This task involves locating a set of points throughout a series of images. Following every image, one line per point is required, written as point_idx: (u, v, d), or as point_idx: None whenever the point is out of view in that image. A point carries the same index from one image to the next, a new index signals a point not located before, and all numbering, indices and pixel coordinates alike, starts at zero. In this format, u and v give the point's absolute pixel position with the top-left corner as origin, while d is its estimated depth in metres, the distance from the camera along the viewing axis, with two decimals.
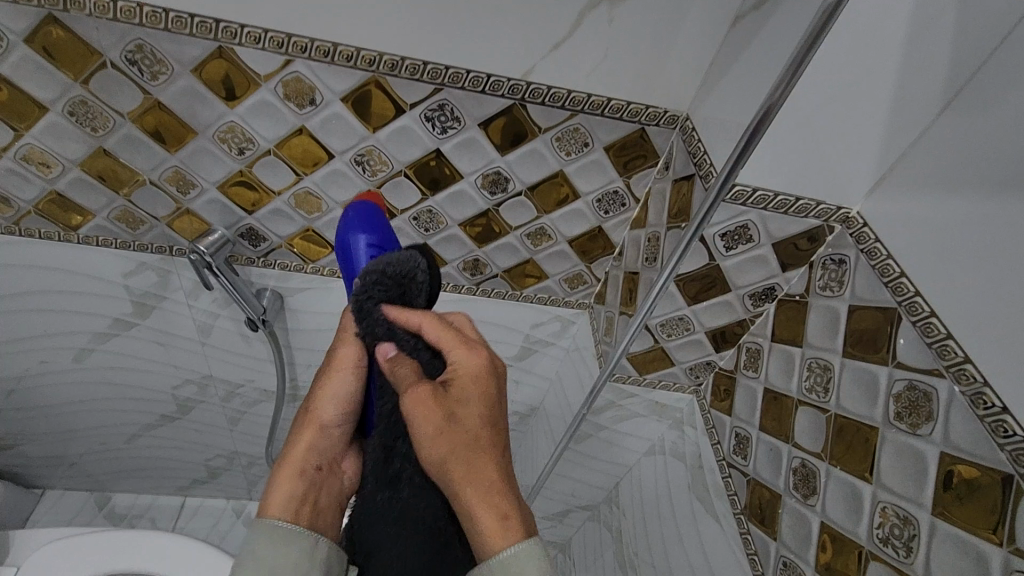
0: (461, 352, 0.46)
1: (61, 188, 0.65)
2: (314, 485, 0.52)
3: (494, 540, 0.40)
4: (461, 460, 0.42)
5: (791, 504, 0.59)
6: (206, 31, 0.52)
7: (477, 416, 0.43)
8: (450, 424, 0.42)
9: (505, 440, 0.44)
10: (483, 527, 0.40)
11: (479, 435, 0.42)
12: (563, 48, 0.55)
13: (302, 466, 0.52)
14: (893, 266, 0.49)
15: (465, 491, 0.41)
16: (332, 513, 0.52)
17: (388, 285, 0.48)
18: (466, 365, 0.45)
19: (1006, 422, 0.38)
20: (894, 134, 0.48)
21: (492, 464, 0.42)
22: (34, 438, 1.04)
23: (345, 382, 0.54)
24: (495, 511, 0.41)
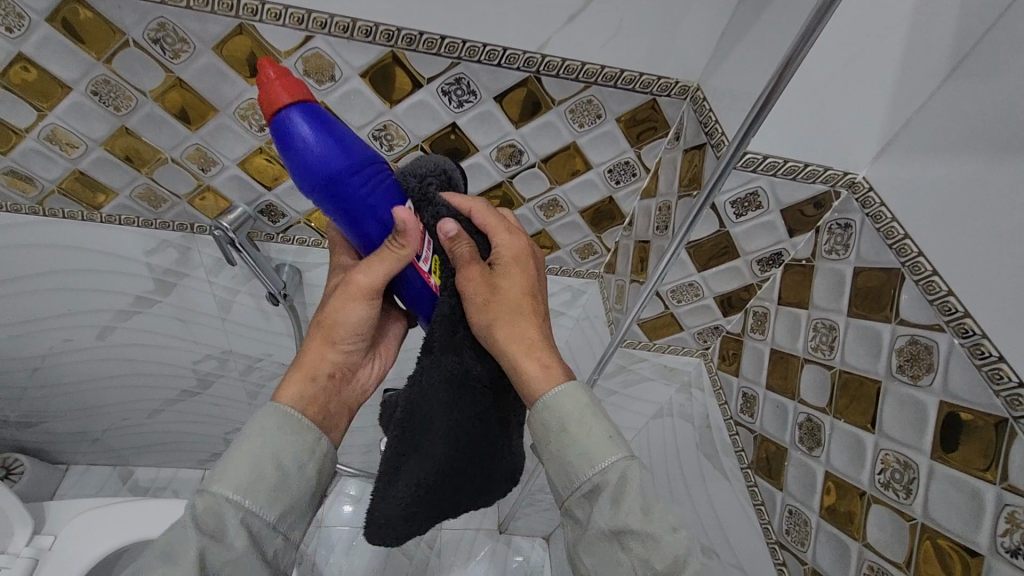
0: (507, 232, 0.52)
1: (84, 168, 0.67)
2: (328, 392, 0.51)
3: (537, 383, 0.46)
4: (507, 322, 0.48)
5: (796, 457, 0.62)
6: (227, 9, 0.53)
7: (519, 288, 0.50)
8: (499, 291, 0.49)
9: (541, 310, 0.51)
10: (530, 376, 0.47)
11: (520, 303, 0.49)
12: (578, 21, 0.56)
13: (316, 373, 0.51)
14: (898, 228, 0.51)
15: (510, 345, 0.48)
16: (341, 418, 0.52)
17: (438, 176, 0.51)
18: (510, 246, 0.52)
19: (1002, 369, 0.41)
20: (900, 100, 0.50)
21: (531, 324, 0.49)
22: (58, 415, 1.07)
23: (359, 308, 0.52)
24: (537, 361, 0.47)
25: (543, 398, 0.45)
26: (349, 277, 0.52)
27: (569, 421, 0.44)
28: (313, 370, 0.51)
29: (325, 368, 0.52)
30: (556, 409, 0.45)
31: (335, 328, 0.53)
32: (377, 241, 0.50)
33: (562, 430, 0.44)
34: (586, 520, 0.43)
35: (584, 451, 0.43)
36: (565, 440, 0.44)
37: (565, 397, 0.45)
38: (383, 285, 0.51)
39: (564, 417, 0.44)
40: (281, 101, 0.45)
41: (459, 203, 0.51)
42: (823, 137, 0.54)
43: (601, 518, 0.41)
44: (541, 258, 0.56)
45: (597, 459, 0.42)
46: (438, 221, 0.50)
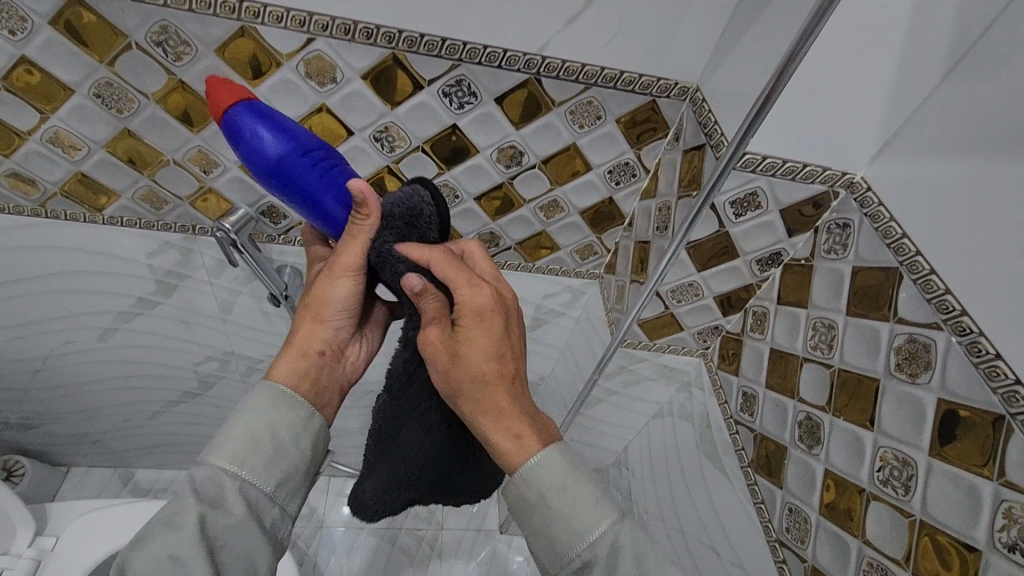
0: (468, 285, 0.47)
1: (86, 170, 0.67)
2: (320, 368, 0.52)
3: (507, 457, 0.44)
4: (471, 391, 0.45)
5: (796, 455, 0.63)
6: (229, 11, 0.53)
7: (483, 349, 0.45)
8: (459, 357, 0.45)
9: (514, 368, 0.46)
10: (500, 448, 0.44)
11: (484, 367, 0.45)
12: (578, 22, 0.56)
13: (307, 350, 0.52)
14: (896, 228, 0.52)
15: (476, 416, 0.45)
16: (334, 394, 0.53)
17: (398, 227, 0.51)
18: (471, 300, 0.47)
19: (999, 367, 0.42)
20: (897, 100, 0.51)
21: (500, 387, 0.45)
22: (59, 417, 1.07)
23: (346, 287, 0.53)
24: (505, 431, 0.44)
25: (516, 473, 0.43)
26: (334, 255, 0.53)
27: (547, 494, 0.43)
28: (305, 348, 0.52)
29: (317, 345, 0.53)
30: (530, 482, 0.43)
31: (323, 306, 0.54)
32: (338, 217, 0.53)
33: (541, 501, 0.43)
34: None
35: (571, 526, 0.42)
36: (548, 514, 0.43)
37: (536, 471, 0.43)
38: (364, 260, 0.53)
39: (543, 490, 0.43)
40: (227, 102, 0.50)
41: (419, 256, 0.49)
42: (822, 138, 0.55)
43: None
44: (518, 301, 0.50)
45: (584, 534, 0.42)
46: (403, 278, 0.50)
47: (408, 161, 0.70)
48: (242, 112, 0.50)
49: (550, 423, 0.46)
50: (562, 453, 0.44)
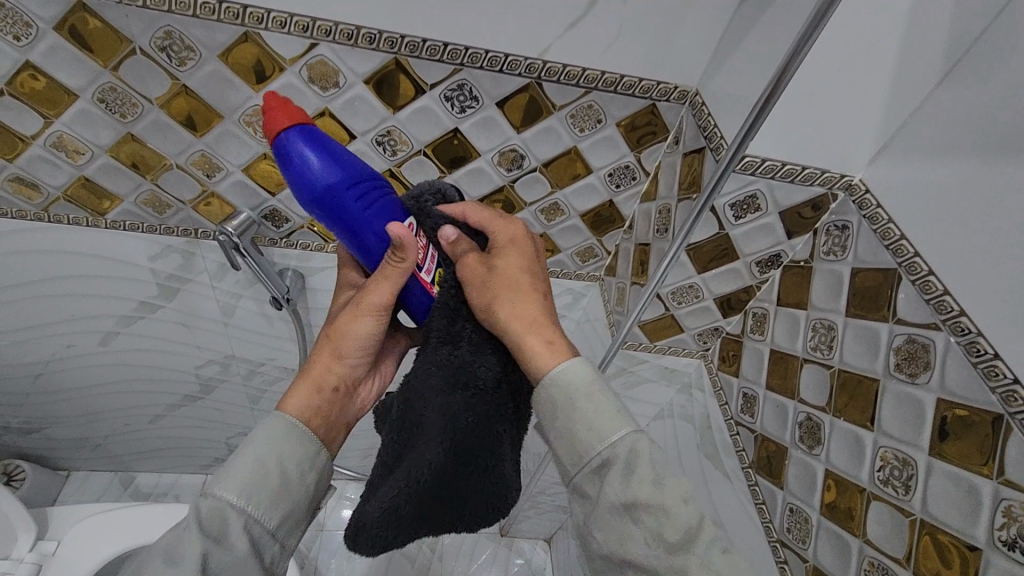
0: (502, 220, 0.53)
1: (90, 174, 0.67)
2: (332, 404, 0.51)
3: (541, 356, 0.44)
4: (506, 301, 0.47)
5: (797, 456, 0.63)
6: (233, 17, 0.54)
7: (519, 265, 0.50)
8: (497, 271, 0.49)
9: (544, 289, 0.50)
10: (535, 348, 0.45)
11: (519, 279, 0.49)
12: (579, 27, 0.57)
13: (321, 384, 0.51)
14: (894, 229, 0.52)
15: (510, 321, 0.46)
16: (341, 431, 0.51)
17: (433, 194, 0.53)
18: (505, 231, 0.52)
19: (998, 366, 0.42)
20: (895, 104, 0.51)
21: (534, 302, 0.47)
22: (60, 421, 1.07)
23: (367, 324, 0.52)
24: (540, 334, 0.45)
25: (553, 369, 0.43)
26: (361, 291, 0.52)
27: (575, 398, 0.42)
28: (320, 382, 0.51)
29: (331, 381, 0.52)
30: (562, 382, 0.42)
31: (342, 340, 0.53)
32: (377, 253, 0.52)
33: (569, 404, 0.42)
34: (596, 496, 0.40)
35: (590, 424, 0.41)
36: (575, 416, 0.42)
37: (571, 366, 0.43)
38: (392, 300, 0.52)
39: (569, 392, 0.42)
40: (286, 126, 0.48)
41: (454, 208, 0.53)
42: (821, 142, 0.55)
43: (611, 490, 0.39)
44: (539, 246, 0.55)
45: (608, 433, 0.40)
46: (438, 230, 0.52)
47: (409, 165, 0.70)
48: (291, 135, 0.48)
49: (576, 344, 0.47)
50: (589, 360, 0.44)
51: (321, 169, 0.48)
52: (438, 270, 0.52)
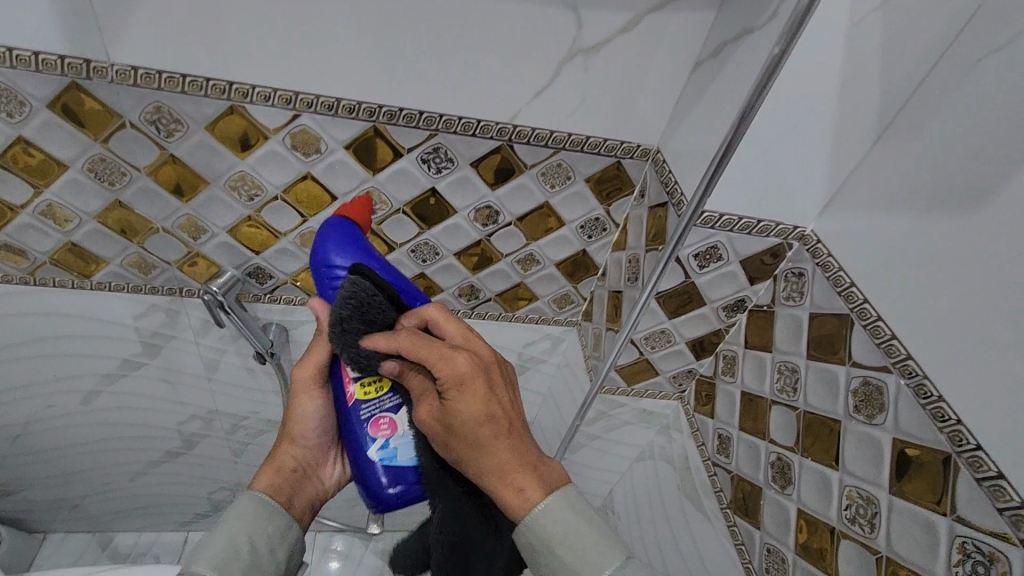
0: (443, 355, 0.49)
1: (77, 239, 0.69)
2: (295, 481, 0.60)
3: (515, 510, 0.44)
4: (471, 454, 0.47)
5: (771, 495, 0.65)
6: (220, 92, 0.57)
7: (472, 411, 0.46)
8: (458, 425, 0.47)
9: (509, 424, 0.47)
10: (506, 500, 0.45)
11: (475, 430, 0.46)
12: (545, 94, 0.61)
13: (281, 466, 0.61)
14: (845, 277, 0.56)
15: (483, 477, 0.46)
16: (306, 504, 0.60)
17: (350, 307, 0.56)
18: (449, 371, 0.48)
19: (942, 407, 0.45)
20: (838, 163, 0.56)
21: (496, 446, 0.46)
22: (37, 482, 1.05)
23: (309, 402, 0.63)
24: (508, 485, 0.45)
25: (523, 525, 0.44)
26: (294, 375, 0.63)
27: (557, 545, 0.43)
28: (280, 464, 0.61)
29: (290, 462, 0.62)
30: (539, 532, 0.43)
31: (294, 427, 0.63)
32: None
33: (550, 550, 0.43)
34: None
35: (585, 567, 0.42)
36: (553, 561, 0.43)
37: (544, 519, 0.43)
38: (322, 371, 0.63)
39: (550, 538, 0.43)
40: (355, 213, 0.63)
41: (389, 344, 0.54)
42: (774, 198, 0.59)
43: None
44: (496, 354, 0.51)
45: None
46: (382, 365, 0.56)
47: (388, 224, 0.73)
48: (328, 228, 0.62)
49: (556, 471, 0.46)
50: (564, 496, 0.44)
51: (339, 259, 0.60)
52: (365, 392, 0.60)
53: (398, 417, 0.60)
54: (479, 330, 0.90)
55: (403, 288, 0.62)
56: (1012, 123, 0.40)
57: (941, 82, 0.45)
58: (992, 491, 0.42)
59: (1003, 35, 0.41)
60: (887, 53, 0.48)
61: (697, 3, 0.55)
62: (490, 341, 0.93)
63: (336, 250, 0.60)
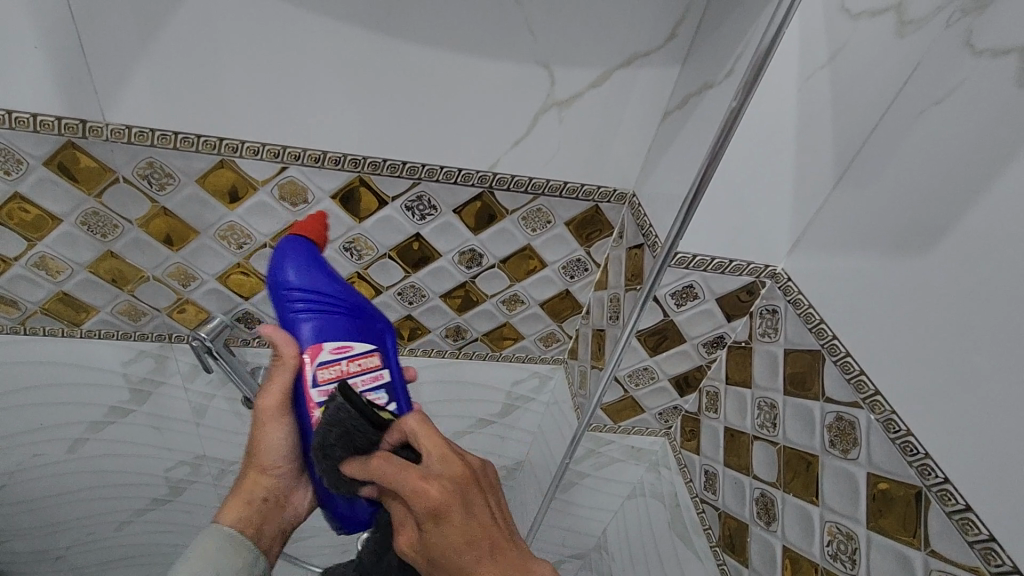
0: (411, 487, 0.46)
1: (69, 289, 0.71)
2: (263, 512, 0.65)
3: None
4: None
5: (757, 532, 0.65)
6: (210, 148, 0.60)
7: (455, 541, 0.43)
8: (441, 558, 0.44)
9: (490, 542, 0.44)
10: None
11: (458, 561, 0.43)
12: (522, 144, 0.64)
13: (250, 497, 0.66)
14: (815, 313, 0.58)
15: None
16: (275, 534, 0.66)
17: (337, 442, 0.55)
18: (424, 496, 0.45)
19: (911, 441, 0.47)
20: (801, 205, 0.58)
21: (486, 570, 0.43)
22: (21, 533, 1.03)
23: (273, 434, 0.64)
24: None
25: None
26: (257, 407, 0.63)
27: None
28: (249, 495, 0.66)
29: (260, 492, 0.66)
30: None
31: (262, 458, 0.66)
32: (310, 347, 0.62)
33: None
34: None
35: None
36: None
37: None
38: (283, 400, 0.63)
39: None
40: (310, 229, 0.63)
41: (363, 470, 0.52)
42: (746, 239, 0.61)
43: None
44: (463, 470, 0.47)
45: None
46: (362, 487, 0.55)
47: (374, 268, 0.75)
48: (282, 245, 0.62)
49: None
50: None
51: (293, 276, 0.61)
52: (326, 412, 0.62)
53: None
54: (467, 370, 0.91)
55: (361, 311, 0.65)
56: (958, 173, 0.43)
57: (890, 131, 0.49)
58: (961, 524, 0.43)
59: (942, 88, 0.44)
60: (839, 106, 0.51)
61: (662, 60, 0.59)
62: (477, 381, 0.94)
63: (290, 266, 0.61)
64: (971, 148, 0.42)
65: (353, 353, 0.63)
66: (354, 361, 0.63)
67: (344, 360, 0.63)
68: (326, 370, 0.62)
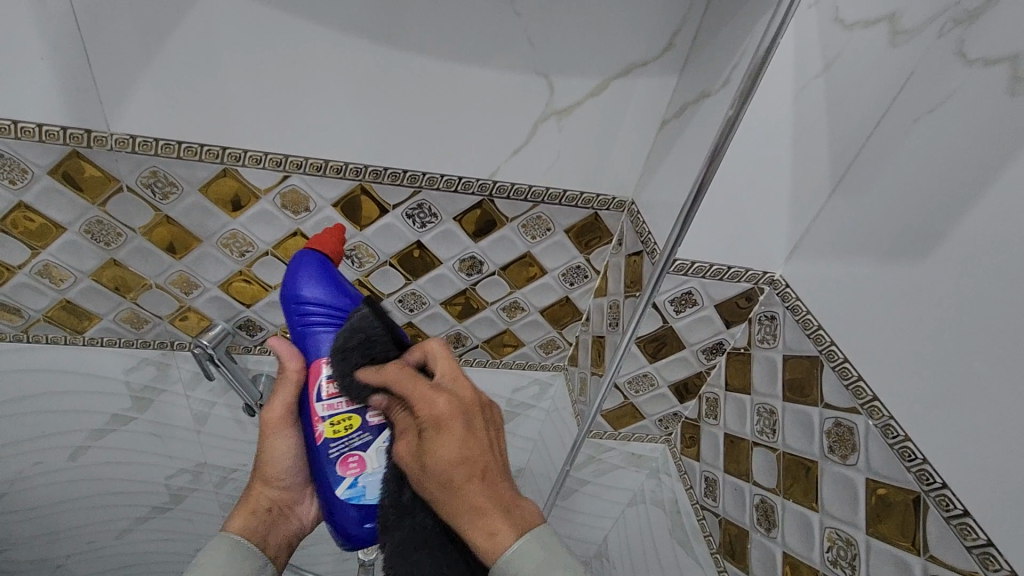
0: (425, 397, 0.49)
1: (72, 297, 0.71)
2: (269, 522, 0.63)
3: (487, 554, 0.42)
4: (445, 495, 0.45)
5: (757, 539, 0.66)
6: (213, 157, 0.60)
7: (443, 453, 0.45)
8: (434, 468, 0.46)
9: (484, 464, 0.45)
10: (476, 543, 0.42)
11: (449, 473, 0.44)
12: (522, 153, 0.65)
13: (255, 508, 0.64)
14: (813, 320, 0.58)
15: (454, 518, 0.44)
16: (281, 544, 0.63)
17: (361, 355, 0.58)
18: (428, 402, 0.48)
19: (909, 447, 0.47)
20: (798, 212, 0.59)
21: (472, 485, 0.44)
22: (21, 542, 1.03)
23: (280, 443, 0.65)
24: (480, 528, 0.42)
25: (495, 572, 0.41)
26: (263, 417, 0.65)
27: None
28: (253, 506, 0.64)
29: (264, 503, 0.65)
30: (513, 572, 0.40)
31: (267, 468, 0.65)
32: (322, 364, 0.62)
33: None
34: None
35: None
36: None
37: (519, 560, 0.40)
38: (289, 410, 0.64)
39: None
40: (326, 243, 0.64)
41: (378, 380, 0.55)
42: (744, 246, 0.62)
43: None
44: (478, 397, 0.49)
45: None
46: (373, 398, 0.57)
47: (375, 275, 0.76)
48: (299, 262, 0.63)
49: (530, 512, 0.44)
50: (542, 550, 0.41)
51: (309, 294, 0.62)
52: (328, 425, 0.61)
53: (366, 455, 0.61)
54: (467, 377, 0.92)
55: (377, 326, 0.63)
56: (951, 181, 0.44)
57: (884, 139, 0.49)
58: (959, 529, 0.43)
59: (935, 98, 0.45)
60: (834, 115, 0.51)
61: (659, 69, 0.59)
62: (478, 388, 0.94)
63: (305, 284, 0.61)
64: (965, 156, 0.43)
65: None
66: None
67: None
68: (330, 384, 0.61)
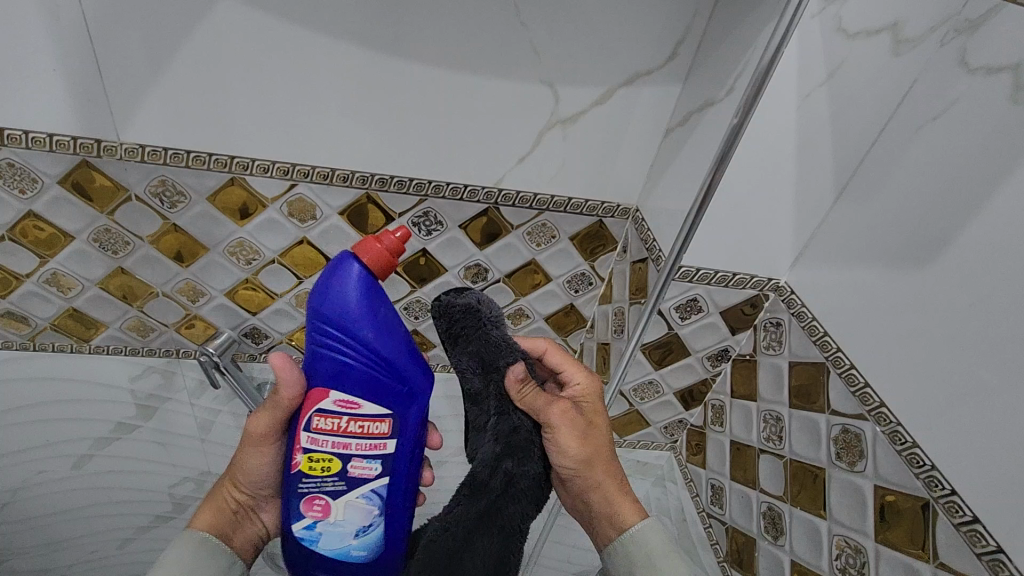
0: (582, 375, 0.58)
1: (79, 305, 0.72)
2: (233, 525, 0.64)
3: (628, 514, 0.57)
4: (601, 462, 0.57)
5: (764, 547, 0.65)
6: (221, 166, 0.61)
7: (598, 440, 0.57)
8: (593, 437, 0.57)
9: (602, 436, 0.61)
10: (622, 505, 0.57)
11: (605, 439, 0.58)
12: (527, 161, 0.65)
13: (222, 505, 0.64)
14: (819, 326, 0.58)
15: (605, 481, 0.57)
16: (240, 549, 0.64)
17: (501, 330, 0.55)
18: (589, 385, 0.58)
19: (917, 454, 0.47)
20: (803, 220, 0.59)
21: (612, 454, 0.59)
22: (22, 552, 1.03)
23: (256, 456, 0.62)
24: (624, 491, 0.58)
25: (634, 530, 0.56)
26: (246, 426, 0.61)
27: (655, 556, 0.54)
28: (221, 504, 0.64)
29: (231, 503, 0.65)
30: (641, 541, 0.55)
31: (240, 473, 0.64)
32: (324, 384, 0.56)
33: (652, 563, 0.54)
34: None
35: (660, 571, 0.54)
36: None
37: (650, 529, 0.56)
38: (272, 428, 0.60)
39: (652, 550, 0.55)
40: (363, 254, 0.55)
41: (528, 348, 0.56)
42: (749, 253, 0.62)
43: None
44: None
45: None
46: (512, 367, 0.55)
47: None
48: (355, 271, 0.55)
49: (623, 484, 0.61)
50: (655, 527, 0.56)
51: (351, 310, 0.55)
52: (306, 460, 0.56)
53: (335, 504, 0.57)
54: None
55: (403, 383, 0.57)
56: (954, 189, 0.44)
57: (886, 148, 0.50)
58: (969, 536, 0.43)
59: (936, 107, 0.45)
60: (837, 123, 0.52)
61: (663, 78, 0.60)
62: None
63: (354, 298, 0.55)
64: (967, 165, 0.43)
65: (358, 413, 0.56)
66: (355, 422, 0.56)
67: (345, 418, 0.56)
68: (323, 420, 0.56)
